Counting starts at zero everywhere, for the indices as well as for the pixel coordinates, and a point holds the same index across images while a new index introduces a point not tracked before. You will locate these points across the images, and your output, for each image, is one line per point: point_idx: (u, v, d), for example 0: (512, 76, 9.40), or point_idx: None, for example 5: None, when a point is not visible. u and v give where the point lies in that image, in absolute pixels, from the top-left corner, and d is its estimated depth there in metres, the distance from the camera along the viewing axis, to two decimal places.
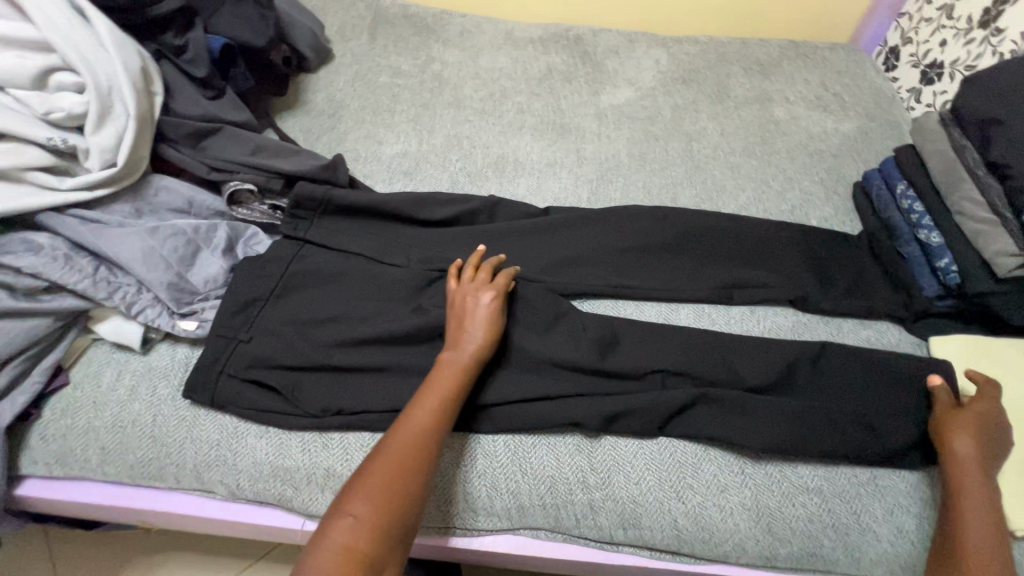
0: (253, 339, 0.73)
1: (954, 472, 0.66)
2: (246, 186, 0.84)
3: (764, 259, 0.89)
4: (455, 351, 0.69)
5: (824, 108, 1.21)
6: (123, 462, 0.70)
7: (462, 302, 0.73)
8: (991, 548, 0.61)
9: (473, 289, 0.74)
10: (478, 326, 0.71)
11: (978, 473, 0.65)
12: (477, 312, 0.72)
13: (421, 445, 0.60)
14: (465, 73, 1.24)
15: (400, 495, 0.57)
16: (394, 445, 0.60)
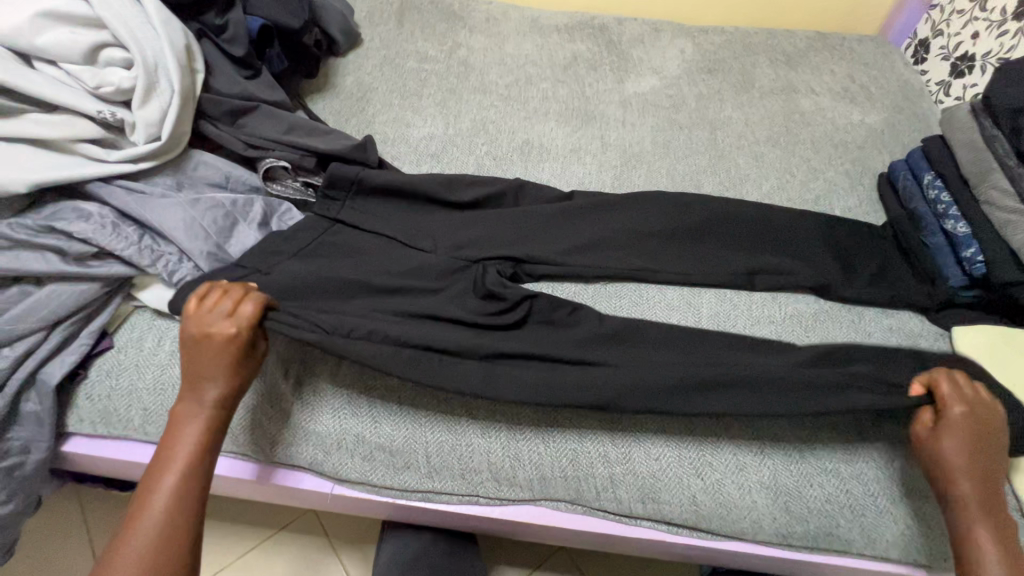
0: None
1: (949, 478, 0.62)
2: (281, 163, 0.86)
3: (788, 248, 0.90)
4: (191, 396, 0.64)
5: (850, 100, 1.20)
6: (164, 422, 0.73)
7: (195, 329, 0.63)
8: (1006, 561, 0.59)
9: (200, 316, 0.63)
10: (219, 368, 0.63)
11: (964, 479, 0.62)
12: (216, 345, 0.63)
13: (165, 511, 0.59)
14: (491, 59, 1.26)
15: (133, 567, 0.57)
16: (143, 516, 0.59)
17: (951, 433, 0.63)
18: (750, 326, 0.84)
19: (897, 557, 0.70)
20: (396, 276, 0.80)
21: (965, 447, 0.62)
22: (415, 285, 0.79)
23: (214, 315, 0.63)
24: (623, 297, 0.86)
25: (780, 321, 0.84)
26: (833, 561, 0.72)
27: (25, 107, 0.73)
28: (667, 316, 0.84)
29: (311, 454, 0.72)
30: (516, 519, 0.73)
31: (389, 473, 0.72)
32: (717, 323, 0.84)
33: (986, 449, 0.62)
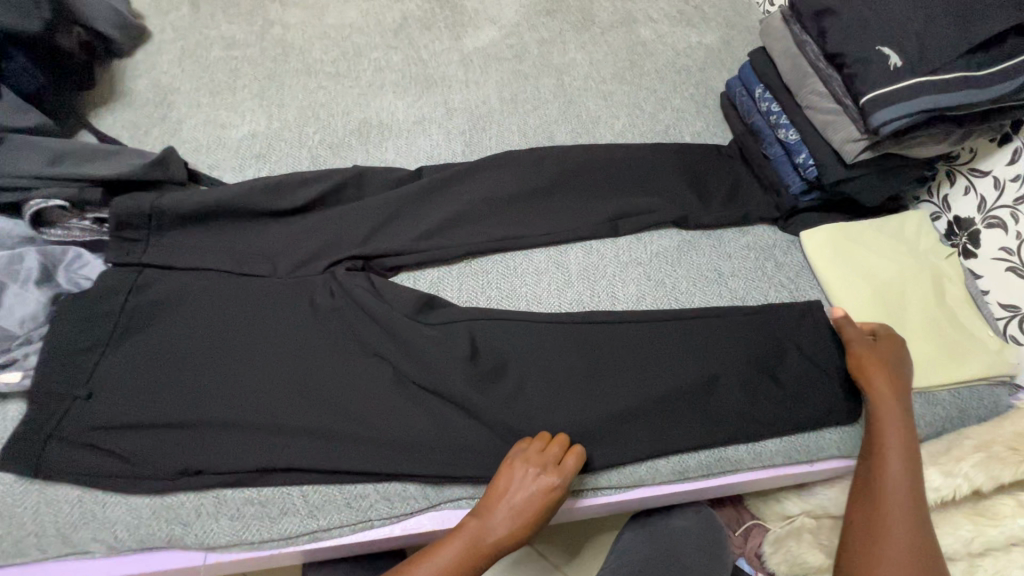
0: (93, 394, 0.64)
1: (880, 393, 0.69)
2: (54, 203, 0.71)
3: (645, 185, 0.89)
4: (487, 523, 0.61)
5: (686, 22, 1.20)
6: None
7: (508, 485, 0.62)
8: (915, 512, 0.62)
9: (525, 467, 0.63)
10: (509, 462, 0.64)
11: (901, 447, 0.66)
12: (534, 508, 0.61)
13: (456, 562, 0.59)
14: (310, 34, 1.12)
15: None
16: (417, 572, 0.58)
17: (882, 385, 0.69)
18: (620, 274, 0.82)
19: (783, 462, 0.73)
20: (228, 313, 0.71)
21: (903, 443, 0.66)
22: (249, 329, 0.70)
23: (535, 470, 0.62)
24: (487, 274, 0.81)
25: (647, 261, 0.84)
26: (732, 481, 0.75)
27: None
28: (536, 283, 0.81)
29: (167, 532, 0.62)
30: (420, 531, 0.68)
31: (264, 526, 0.64)
32: (587, 277, 0.82)
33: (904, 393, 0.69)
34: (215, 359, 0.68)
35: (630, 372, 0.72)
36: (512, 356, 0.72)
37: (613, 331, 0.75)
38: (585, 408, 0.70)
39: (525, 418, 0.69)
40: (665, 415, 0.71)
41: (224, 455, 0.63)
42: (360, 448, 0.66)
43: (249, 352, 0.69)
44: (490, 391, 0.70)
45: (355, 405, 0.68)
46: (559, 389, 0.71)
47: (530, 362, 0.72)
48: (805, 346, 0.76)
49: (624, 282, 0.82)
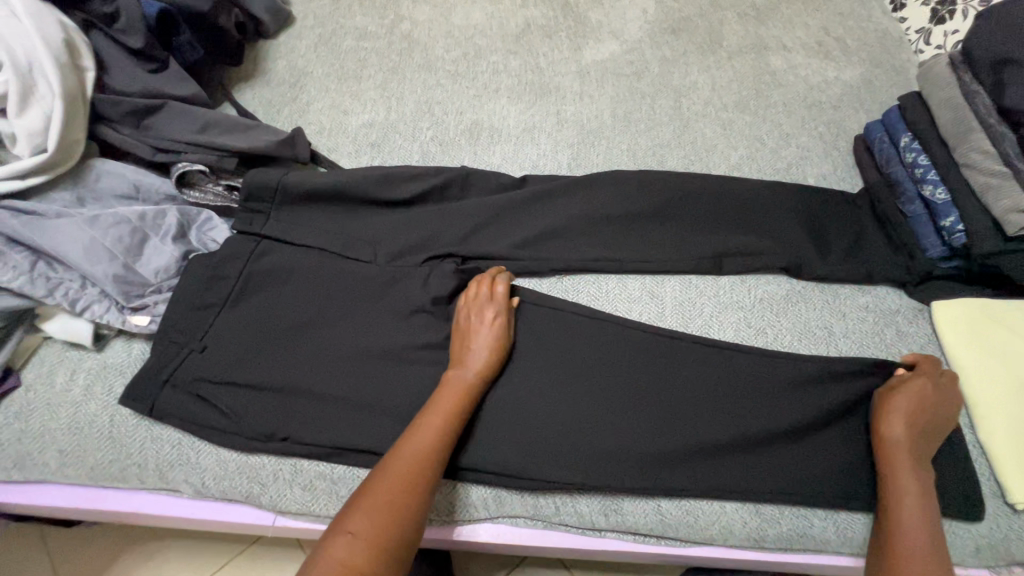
0: (206, 348, 0.69)
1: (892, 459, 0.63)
2: (196, 167, 0.78)
3: (758, 225, 0.84)
4: (461, 371, 0.66)
5: (824, 55, 1.12)
6: (82, 464, 0.67)
7: (467, 325, 0.70)
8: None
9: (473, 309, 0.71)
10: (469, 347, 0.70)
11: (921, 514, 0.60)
12: (484, 345, 0.68)
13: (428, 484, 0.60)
14: (436, 32, 1.15)
15: (382, 516, 0.55)
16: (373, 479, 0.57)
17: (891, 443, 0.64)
18: (717, 314, 0.78)
19: None
20: (330, 292, 0.74)
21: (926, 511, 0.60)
22: (345, 311, 0.74)
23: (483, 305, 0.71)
24: (579, 293, 0.79)
25: (750, 306, 0.78)
26: (811, 561, 0.68)
27: None
28: (627, 311, 0.78)
29: (246, 488, 0.67)
30: (474, 539, 0.69)
31: (332, 503, 0.66)
32: (682, 313, 0.78)
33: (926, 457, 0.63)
34: (314, 334, 0.72)
35: (715, 419, 0.68)
36: (594, 379, 0.71)
37: (700, 375, 0.71)
38: (664, 448, 0.67)
39: (600, 445, 0.67)
40: (749, 472, 0.66)
41: (310, 427, 0.66)
42: None
43: (344, 334, 0.72)
44: (567, 412, 0.68)
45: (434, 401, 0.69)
46: (637, 421, 0.68)
47: (606, 388, 0.70)
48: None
49: (720, 325, 0.77)
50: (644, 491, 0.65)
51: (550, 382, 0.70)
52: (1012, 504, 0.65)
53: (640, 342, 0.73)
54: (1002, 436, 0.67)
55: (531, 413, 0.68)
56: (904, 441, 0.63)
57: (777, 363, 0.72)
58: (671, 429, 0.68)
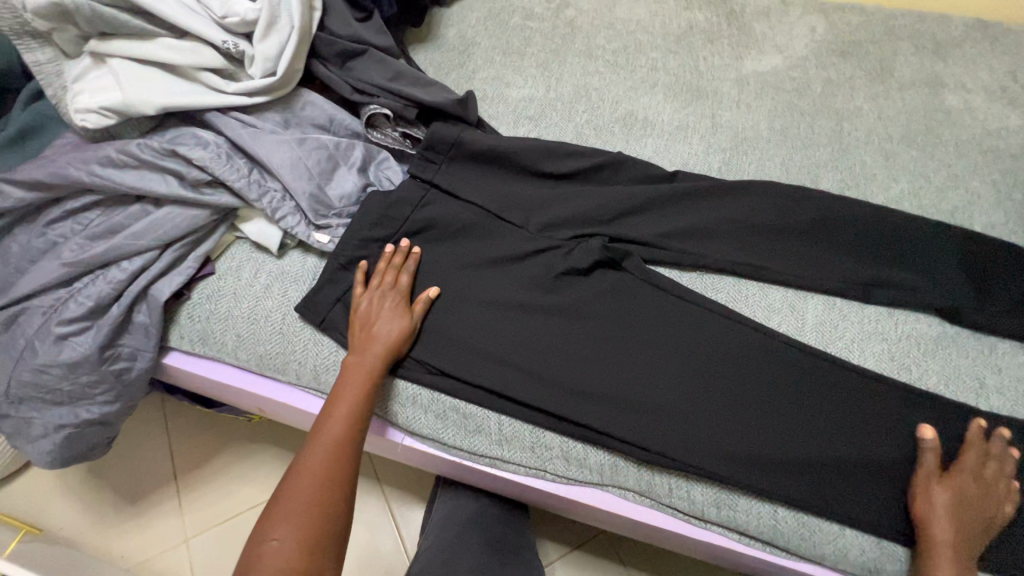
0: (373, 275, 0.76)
1: (930, 514, 0.62)
2: (383, 111, 0.85)
3: (918, 261, 0.81)
4: (364, 357, 0.69)
5: (1008, 100, 1.05)
6: (254, 350, 0.76)
7: (371, 309, 0.72)
8: None
9: (377, 300, 0.72)
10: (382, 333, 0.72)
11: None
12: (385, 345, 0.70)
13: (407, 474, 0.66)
14: (599, 22, 1.18)
15: (332, 495, 0.61)
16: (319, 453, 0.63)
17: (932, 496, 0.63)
18: (859, 341, 0.76)
19: None
20: (485, 246, 0.80)
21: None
22: (494, 266, 0.79)
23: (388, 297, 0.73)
24: (716, 292, 0.80)
25: (896, 340, 0.76)
26: None
27: (158, 31, 0.74)
28: (764, 319, 0.78)
29: (386, 405, 0.73)
30: (581, 501, 0.72)
31: (460, 435, 0.72)
32: (821, 332, 0.77)
33: (974, 520, 0.62)
34: (466, 280, 0.77)
35: (843, 443, 0.68)
36: (725, 377, 0.72)
37: (834, 395, 0.71)
38: (788, 458, 0.67)
39: (725, 441, 0.68)
40: (873, 500, 0.66)
41: (455, 363, 0.72)
42: (564, 405, 0.70)
43: (493, 286, 0.77)
44: (696, 403, 0.70)
45: (568, 366, 0.72)
46: (764, 427, 0.69)
47: (733, 386, 0.71)
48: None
49: (860, 353, 0.75)
50: (761, 493, 0.66)
51: (681, 371, 0.72)
52: None
53: (770, 349, 0.73)
54: None
55: (660, 395, 0.71)
56: (941, 496, 0.63)
57: (919, 399, 0.70)
58: (797, 441, 0.68)
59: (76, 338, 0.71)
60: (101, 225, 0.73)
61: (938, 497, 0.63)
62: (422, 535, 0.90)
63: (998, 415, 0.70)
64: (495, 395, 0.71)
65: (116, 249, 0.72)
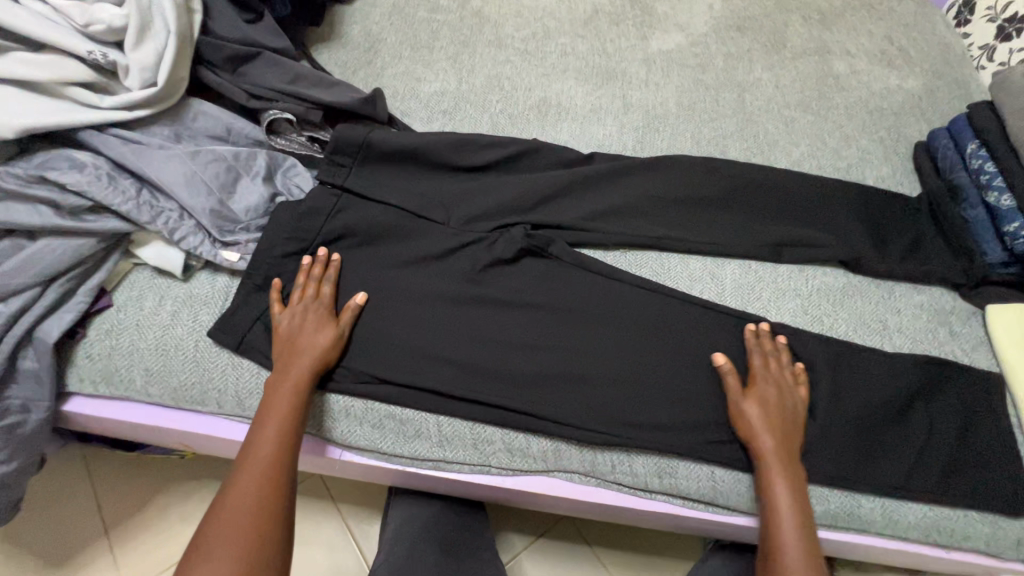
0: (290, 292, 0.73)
1: (750, 430, 0.66)
2: (285, 115, 0.81)
3: (820, 219, 0.86)
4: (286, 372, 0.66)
5: (886, 63, 1.13)
6: (167, 383, 0.71)
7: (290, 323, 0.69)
8: (809, 552, 0.60)
9: (299, 313, 0.69)
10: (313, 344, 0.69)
11: (791, 485, 0.63)
12: (310, 358, 0.67)
13: (799, 492, 0.64)
14: (506, 10, 1.17)
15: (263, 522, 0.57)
16: (246, 479, 0.59)
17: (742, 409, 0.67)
18: (776, 300, 0.80)
19: (919, 538, 0.68)
20: (407, 246, 0.77)
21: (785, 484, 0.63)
22: (418, 266, 0.77)
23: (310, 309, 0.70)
24: (641, 268, 0.82)
25: (808, 295, 0.81)
26: (853, 541, 0.70)
27: (11, 45, 0.67)
28: (688, 289, 0.80)
29: (319, 421, 0.70)
30: (529, 491, 0.71)
31: (399, 441, 0.70)
32: (740, 295, 0.80)
33: (789, 423, 0.67)
34: (389, 283, 0.75)
35: None
36: (657, 349, 0.74)
37: (757, 353, 0.74)
38: (719, 419, 0.70)
39: (660, 411, 0.70)
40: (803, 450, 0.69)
41: (386, 370, 0.70)
42: (501, 398, 0.69)
43: (418, 286, 0.75)
44: (631, 378, 0.71)
45: (502, 357, 0.72)
46: (697, 391, 0.71)
47: (663, 356, 0.73)
48: (958, 421, 0.71)
49: (777, 310, 0.79)
50: (698, 455, 0.68)
51: (614, 349, 0.73)
52: None
53: (693, 316, 0.76)
54: None
55: (595, 375, 0.71)
56: (751, 412, 0.67)
57: (832, 349, 0.75)
58: (727, 401, 0.71)
59: None
60: None
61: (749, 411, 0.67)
62: (379, 549, 0.88)
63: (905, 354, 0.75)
64: (431, 396, 0.70)
65: None
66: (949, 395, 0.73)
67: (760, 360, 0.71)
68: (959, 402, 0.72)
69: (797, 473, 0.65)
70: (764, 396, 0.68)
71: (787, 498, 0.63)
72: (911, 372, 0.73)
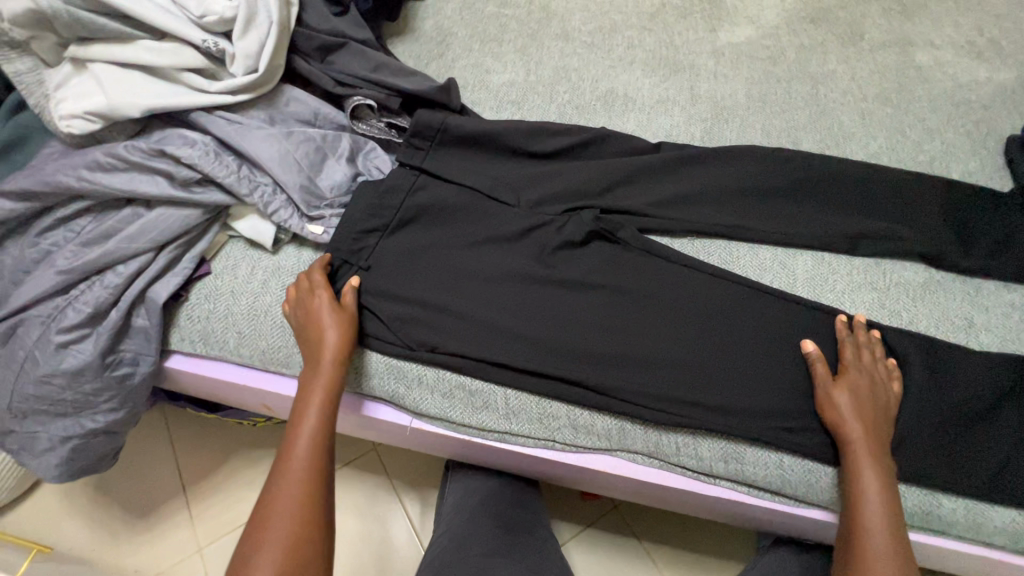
0: (370, 266, 0.77)
1: (838, 418, 0.66)
2: (367, 102, 0.86)
3: (900, 212, 0.83)
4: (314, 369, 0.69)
5: (975, 54, 1.07)
6: (256, 346, 0.77)
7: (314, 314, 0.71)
8: (897, 544, 0.59)
9: (320, 301, 0.71)
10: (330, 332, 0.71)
11: (880, 475, 0.62)
12: (330, 348, 0.69)
13: (889, 483, 0.63)
14: (574, 4, 1.19)
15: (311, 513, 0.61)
16: (286, 477, 0.62)
17: (830, 398, 0.67)
18: (851, 292, 0.78)
19: (1004, 545, 0.65)
20: (479, 227, 0.80)
21: (875, 476, 0.62)
22: (490, 246, 0.80)
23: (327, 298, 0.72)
24: (709, 255, 0.82)
25: (886, 289, 0.78)
26: (930, 542, 0.67)
27: (138, 34, 0.75)
28: (757, 278, 0.80)
29: (393, 388, 0.74)
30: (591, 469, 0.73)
31: (467, 412, 0.73)
32: (813, 286, 0.78)
33: (881, 415, 0.66)
34: (462, 261, 0.78)
35: None
36: (725, 335, 0.73)
37: (831, 344, 0.73)
38: (790, 408, 0.69)
39: (728, 397, 0.69)
40: None
41: (458, 344, 0.73)
42: (568, 374, 0.71)
43: (489, 264, 0.78)
44: (698, 363, 0.72)
45: (570, 336, 0.73)
46: (767, 379, 0.70)
47: (730, 342, 0.73)
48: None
49: (852, 303, 0.77)
50: (767, 443, 0.68)
51: (681, 333, 0.73)
52: None
53: (764, 305, 0.75)
54: None
55: (662, 358, 0.72)
56: (840, 399, 0.66)
57: (914, 344, 0.72)
58: (799, 391, 0.70)
59: (77, 346, 0.71)
60: (93, 231, 0.73)
61: (838, 400, 0.66)
62: (437, 520, 0.91)
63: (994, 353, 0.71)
64: (500, 370, 0.72)
65: (110, 255, 0.73)
66: None
67: (852, 350, 0.70)
68: None
69: (888, 465, 0.64)
70: (856, 385, 0.67)
71: (876, 488, 0.62)
72: (1001, 372, 0.70)
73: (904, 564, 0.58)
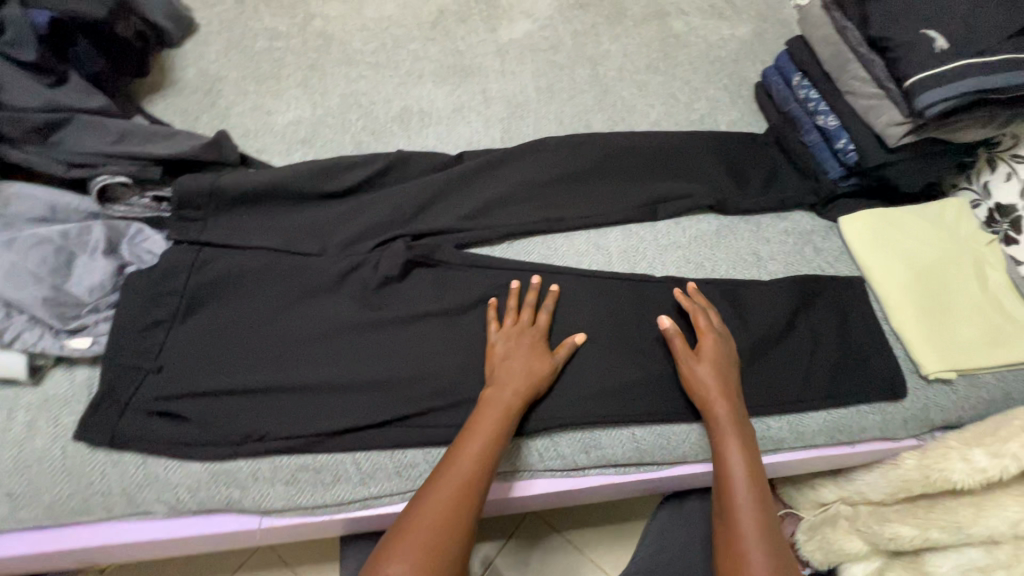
0: (162, 367, 0.66)
1: (703, 391, 0.68)
2: (117, 179, 0.73)
3: (685, 171, 0.90)
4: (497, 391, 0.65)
5: (718, 15, 1.21)
6: (37, 503, 0.62)
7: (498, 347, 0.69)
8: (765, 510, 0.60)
9: (513, 337, 0.70)
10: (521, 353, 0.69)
11: (743, 441, 0.65)
12: (521, 370, 0.67)
13: (753, 448, 0.65)
14: (350, 26, 1.13)
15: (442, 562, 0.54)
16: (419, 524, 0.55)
17: (694, 373, 0.69)
18: (661, 256, 0.84)
19: (825, 442, 0.74)
20: (285, 288, 0.73)
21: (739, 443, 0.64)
22: (302, 305, 0.73)
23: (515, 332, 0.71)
24: (530, 253, 0.83)
25: (687, 245, 0.85)
26: (772, 461, 0.75)
27: None
28: (578, 264, 0.82)
29: (226, 495, 0.65)
30: None
31: (318, 492, 0.66)
32: (627, 259, 0.83)
33: (738, 382, 0.69)
34: (274, 330, 0.71)
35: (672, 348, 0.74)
36: (559, 330, 0.74)
37: (653, 309, 0.77)
38: (632, 382, 0.72)
39: (574, 390, 0.71)
40: None
41: (287, 425, 0.65)
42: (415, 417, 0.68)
43: (305, 326, 0.71)
44: None
45: (408, 378, 0.70)
46: (607, 361, 0.73)
47: (563, 335, 0.74)
48: (835, 329, 0.78)
49: (663, 265, 0.83)
50: (619, 421, 0.70)
51: None
52: (926, 376, 0.76)
53: (588, 290, 0.78)
54: (911, 326, 0.77)
55: None
56: (703, 371, 0.68)
57: (719, 289, 0.79)
58: (636, 363, 0.73)
59: None
60: None
61: (700, 373, 0.68)
62: None
63: (782, 280, 0.81)
64: (342, 436, 0.67)
65: None
66: (823, 307, 0.79)
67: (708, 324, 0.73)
68: (833, 310, 0.79)
69: (750, 432, 0.66)
70: (715, 357, 0.70)
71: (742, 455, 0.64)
72: (789, 294, 0.79)
73: (771, 529, 0.59)
